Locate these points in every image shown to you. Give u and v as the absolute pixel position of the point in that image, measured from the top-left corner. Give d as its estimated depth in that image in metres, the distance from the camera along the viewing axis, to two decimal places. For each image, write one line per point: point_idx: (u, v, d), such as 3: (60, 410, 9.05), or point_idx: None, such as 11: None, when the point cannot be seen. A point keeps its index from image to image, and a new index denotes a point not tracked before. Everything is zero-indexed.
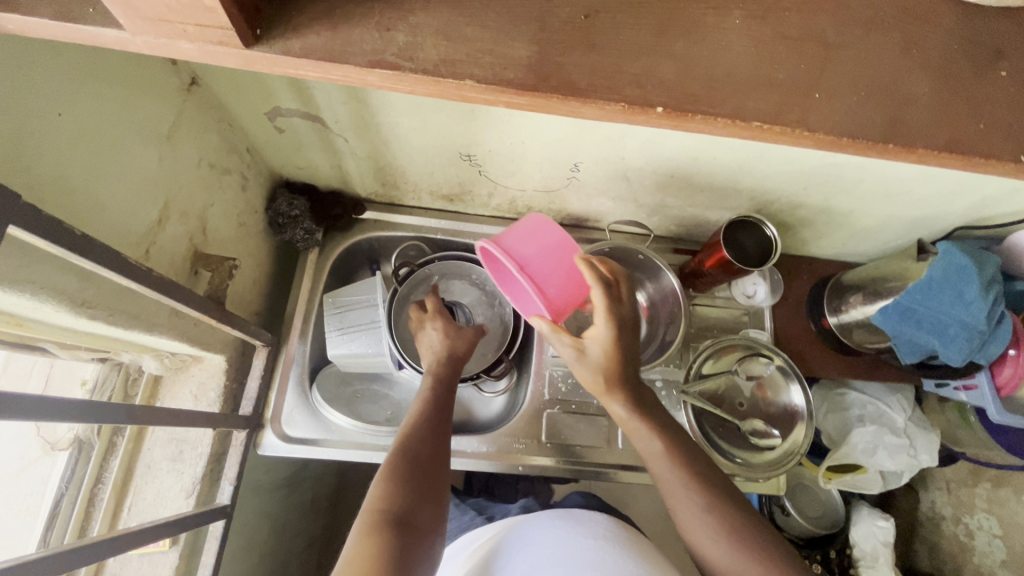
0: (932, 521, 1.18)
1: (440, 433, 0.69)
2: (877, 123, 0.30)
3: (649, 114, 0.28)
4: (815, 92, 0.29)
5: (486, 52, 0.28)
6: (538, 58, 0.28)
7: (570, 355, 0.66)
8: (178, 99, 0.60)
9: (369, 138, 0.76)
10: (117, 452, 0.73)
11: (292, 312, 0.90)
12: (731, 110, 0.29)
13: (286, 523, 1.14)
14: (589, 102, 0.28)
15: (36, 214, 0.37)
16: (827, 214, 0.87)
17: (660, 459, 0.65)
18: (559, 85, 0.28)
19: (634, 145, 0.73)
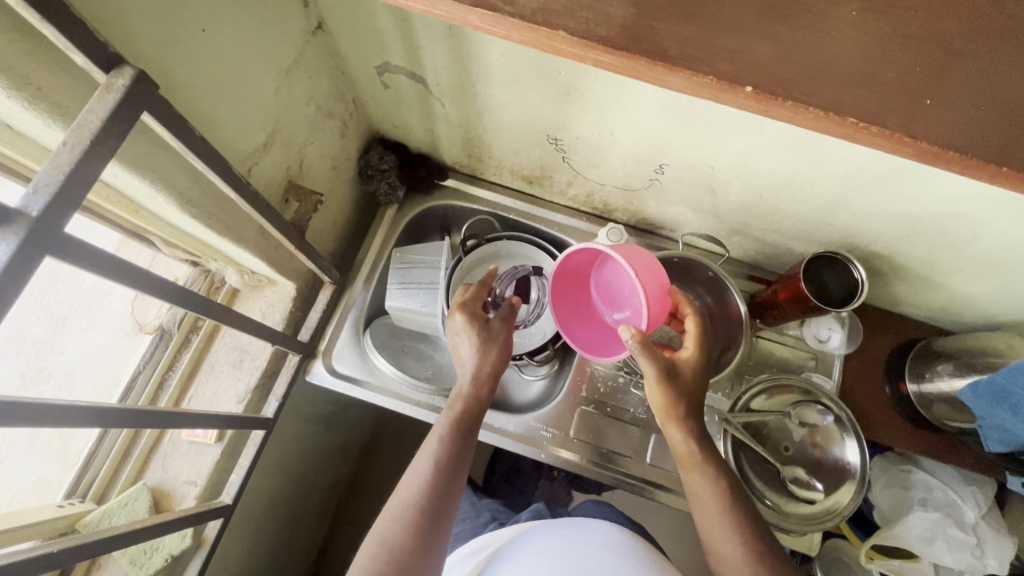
0: None
1: (443, 506, 0.66)
2: (992, 143, 0.27)
3: (737, 94, 0.28)
4: (926, 99, 0.27)
5: (583, 7, 0.28)
6: (634, 20, 0.28)
7: (651, 374, 0.67)
8: (302, 40, 0.65)
9: (465, 107, 0.79)
10: (190, 347, 0.81)
11: (363, 259, 0.95)
12: (826, 103, 0.27)
13: (317, 457, 1.21)
14: (676, 70, 0.27)
15: (166, 108, 0.42)
16: (928, 270, 0.79)
17: (704, 491, 0.67)
18: (649, 49, 0.28)
19: (726, 157, 0.70)
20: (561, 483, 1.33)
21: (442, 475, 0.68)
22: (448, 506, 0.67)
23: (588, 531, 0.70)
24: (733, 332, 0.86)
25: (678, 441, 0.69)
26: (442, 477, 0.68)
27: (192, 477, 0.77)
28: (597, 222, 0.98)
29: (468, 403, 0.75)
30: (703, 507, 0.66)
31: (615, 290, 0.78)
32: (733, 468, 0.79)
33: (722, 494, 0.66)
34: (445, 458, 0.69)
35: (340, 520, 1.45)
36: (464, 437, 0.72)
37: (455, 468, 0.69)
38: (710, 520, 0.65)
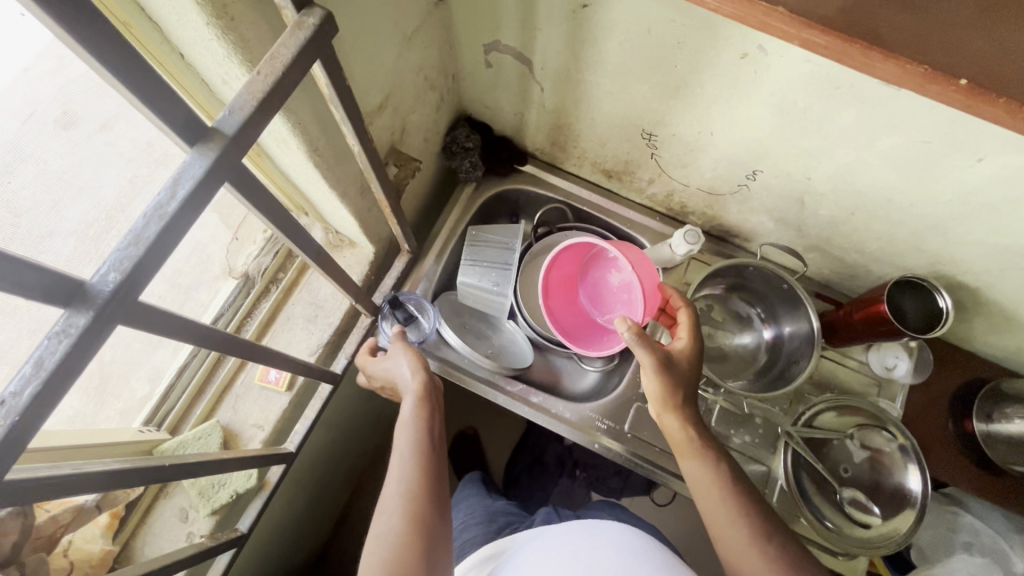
0: None
1: (431, 495, 0.62)
2: None
3: (946, 84, 0.29)
4: None
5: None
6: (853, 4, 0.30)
7: (648, 362, 0.68)
8: (426, 9, 0.67)
9: (564, 92, 0.80)
10: (269, 297, 0.83)
11: (436, 233, 0.97)
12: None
13: (356, 423, 1.23)
14: (890, 55, 0.29)
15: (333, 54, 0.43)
16: (1015, 307, 0.78)
17: (710, 489, 0.65)
18: (864, 34, 0.30)
19: (828, 169, 0.70)
20: (580, 483, 1.33)
21: (416, 464, 0.63)
22: (437, 491, 0.63)
23: (590, 528, 0.70)
24: (802, 349, 0.86)
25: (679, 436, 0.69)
26: (418, 466, 0.63)
27: (259, 422, 0.79)
28: (670, 224, 0.98)
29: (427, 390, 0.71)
30: (709, 502, 0.65)
31: (602, 287, 0.89)
32: (792, 482, 0.79)
33: (729, 491, 0.65)
34: (412, 448, 0.65)
35: (363, 490, 1.47)
36: (429, 423, 0.68)
37: (430, 459, 0.65)
38: (721, 516, 0.64)
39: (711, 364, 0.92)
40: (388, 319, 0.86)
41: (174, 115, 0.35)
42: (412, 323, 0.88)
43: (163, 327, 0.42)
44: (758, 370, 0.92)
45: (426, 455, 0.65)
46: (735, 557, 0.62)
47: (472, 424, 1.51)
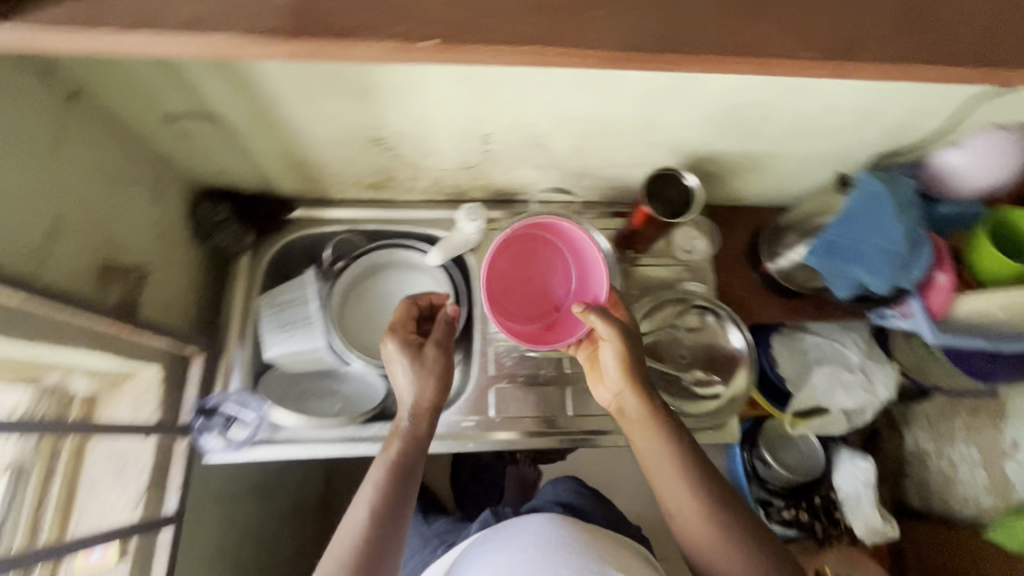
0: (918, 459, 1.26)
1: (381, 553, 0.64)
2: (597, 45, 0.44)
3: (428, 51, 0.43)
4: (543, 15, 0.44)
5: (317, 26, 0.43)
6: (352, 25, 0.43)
7: (608, 337, 0.73)
8: (56, 113, 0.60)
9: (275, 132, 0.76)
10: (57, 475, 0.72)
11: (230, 318, 0.90)
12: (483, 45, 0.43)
13: (265, 534, 1.14)
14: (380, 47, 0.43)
15: None
16: (748, 159, 0.87)
17: (654, 446, 0.70)
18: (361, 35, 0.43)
19: (537, 110, 0.73)
20: (526, 463, 1.34)
21: (380, 509, 0.66)
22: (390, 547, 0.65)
23: (518, 533, 0.75)
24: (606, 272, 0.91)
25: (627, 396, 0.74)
26: (385, 509, 0.66)
27: None
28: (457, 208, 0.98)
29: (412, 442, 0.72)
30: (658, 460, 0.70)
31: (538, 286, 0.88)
32: None
33: (677, 448, 0.69)
34: (386, 488, 0.67)
35: None
36: (404, 480, 0.69)
37: (396, 509, 0.67)
38: (672, 488, 0.68)
39: None
40: (208, 433, 0.80)
41: None
42: (236, 424, 0.81)
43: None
44: None
45: (396, 500, 0.67)
46: (680, 506, 0.67)
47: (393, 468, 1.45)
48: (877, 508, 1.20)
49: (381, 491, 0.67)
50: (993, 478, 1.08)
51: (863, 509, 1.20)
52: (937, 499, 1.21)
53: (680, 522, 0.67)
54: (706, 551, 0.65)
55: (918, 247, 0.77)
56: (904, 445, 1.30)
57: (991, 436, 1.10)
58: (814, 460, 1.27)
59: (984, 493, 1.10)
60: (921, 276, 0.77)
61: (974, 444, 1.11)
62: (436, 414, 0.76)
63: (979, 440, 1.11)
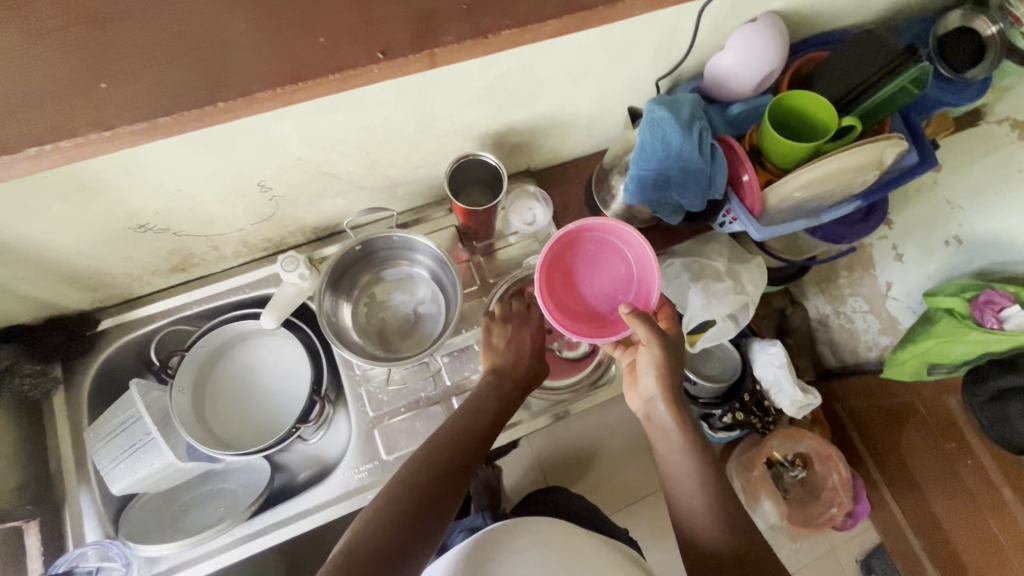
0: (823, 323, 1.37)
1: (445, 494, 0.62)
2: (172, 92, 0.43)
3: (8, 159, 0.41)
4: (100, 84, 0.43)
5: None
6: None
7: (647, 337, 0.67)
8: None
9: (14, 257, 0.66)
10: None
11: (64, 465, 0.79)
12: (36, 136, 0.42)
13: None
14: None
15: None
16: (546, 118, 0.86)
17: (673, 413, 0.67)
18: None
19: (297, 143, 0.67)
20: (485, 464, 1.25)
21: (419, 497, 0.60)
22: (452, 491, 0.63)
23: (516, 533, 0.73)
24: (444, 277, 0.88)
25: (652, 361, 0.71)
26: (421, 495, 0.61)
27: None
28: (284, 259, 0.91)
29: (503, 395, 0.75)
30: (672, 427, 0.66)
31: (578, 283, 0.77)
32: None
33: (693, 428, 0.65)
34: (427, 477, 0.62)
35: None
36: (481, 443, 0.69)
37: (468, 459, 0.66)
38: (676, 461, 0.65)
39: (404, 342, 0.91)
40: None
41: None
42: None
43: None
44: (444, 312, 0.91)
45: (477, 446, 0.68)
46: (685, 485, 0.64)
47: None
48: (796, 382, 1.23)
49: (467, 434, 0.68)
50: (882, 320, 1.19)
51: (783, 389, 1.24)
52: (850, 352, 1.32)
53: (679, 497, 0.64)
54: (697, 531, 0.62)
55: (712, 155, 0.78)
56: (810, 314, 1.39)
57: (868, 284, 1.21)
58: (733, 358, 1.32)
59: (879, 335, 1.22)
60: (724, 182, 0.79)
61: (860, 294, 1.22)
62: (508, 404, 0.76)
63: (861, 290, 1.22)
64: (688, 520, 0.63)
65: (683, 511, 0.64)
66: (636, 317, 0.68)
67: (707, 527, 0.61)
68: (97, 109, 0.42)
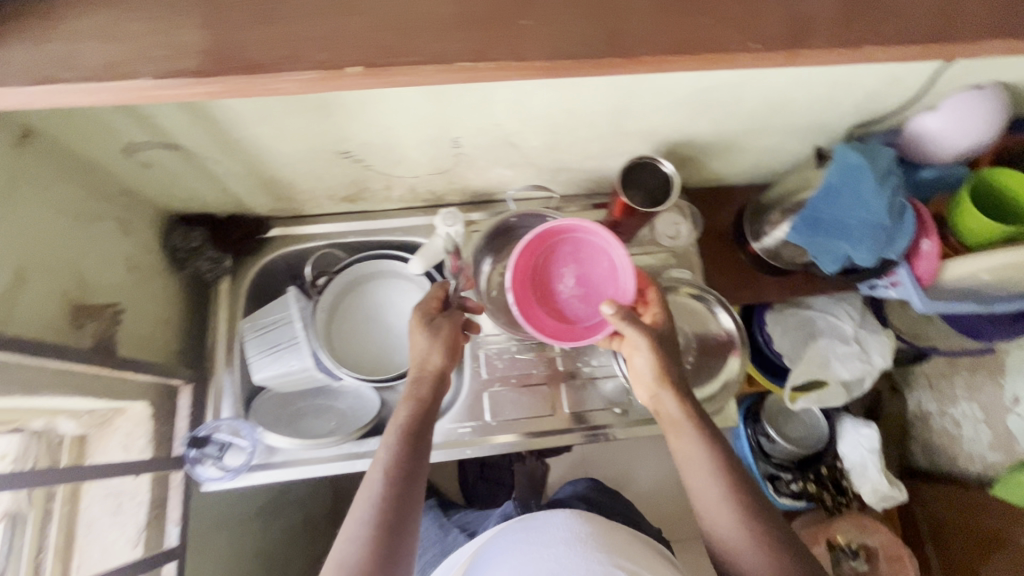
0: (922, 417, 1.27)
1: (411, 493, 0.64)
2: (575, 48, 0.44)
3: (400, 72, 0.42)
4: (518, 25, 0.45)
5: (245, 56, 0.41)
6: (314, 56, 0.42)
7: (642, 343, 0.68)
8: (10, 157, 0.59)
9: (238, 155, 0.74)
10: (54, 520, 0.72)
11: (215, 345, 0.89)
12: (447, 57, 0.43)
13: (289, 552, 1.14)
14: (342, 71, 0.42)
15: None
16: (725, 139, 0.86)
17: (682, 442, 0.66)
18: (325, 67, 0.42)
19: (503, 110, 0.71)
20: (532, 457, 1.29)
21: (394, 487, 0.63)
22: (416, 487, 0.65)
23: (544, 526, 0.72)
24: None
25: (643, 380, 0.70)
26: (393, 495, 0.63)
27: None
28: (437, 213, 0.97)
29: (418, 391, 0.72)
30: (686, 451, 0.65)
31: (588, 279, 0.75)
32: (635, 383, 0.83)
33: (713, 451, 0.64)
34: (393, 465, 0.65)
35: None
36: (422, 435, 0.69)
37: (417, 456, 0.67)
38: (700, 480, 0.64)
39: None
40: (202, 462, 0.78)
41: None
42: (230, 450, 0.80)
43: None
44: None
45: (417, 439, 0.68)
46: (716, 511, 0.62)
47: None
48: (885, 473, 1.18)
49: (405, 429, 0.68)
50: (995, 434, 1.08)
51: (868, 475, 1.19)
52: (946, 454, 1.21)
53: (711, 529, 0.63)
54: (739, 563, 0.60)
55: (902, 215, 0.75)
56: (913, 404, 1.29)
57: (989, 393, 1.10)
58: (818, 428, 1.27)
59: (988, 450, 1.10)
60: (906, 245, 0.76)
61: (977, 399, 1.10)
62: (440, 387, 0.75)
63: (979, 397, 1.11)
64: (725, 549, 0.61)
65: (718, 539, 0.62)
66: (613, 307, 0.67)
67: (740, 554, 0.59)
68: (461, 47, 0.44)
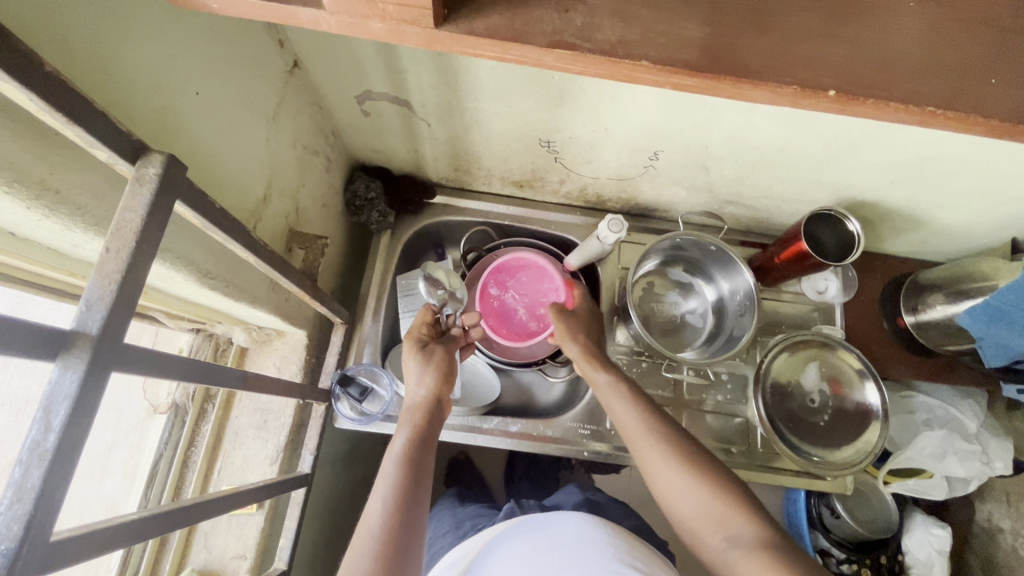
0: (987, 532, 1.15)
1: (416, 513, 0.55)
2: None
3: (821, 96, 0.33)
4: (992, 77, 0.34)
5: (662, 35, 0.34)
6: (710, 40, 0.34)
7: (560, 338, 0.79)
8: (281, 82, 0.63)
9: (452, 123, 0.77)
10: (209, 418, 0.78)
11: (365, 293, 0.92)
12: (902, 95, 0.33)
13: (361, 503, 1.17)
14: (759, 83, 0.33)
15: (203, 198, 0.41)
16: (913, 209, 0.84)
17: (656, 459, 0.63)
18: (732, 68, 0.33)
19: (721, 135, 0.72)
20: (581, 468, 1.32)
21: (398, 515, 0.54)
22: (422, 509, 0.56)
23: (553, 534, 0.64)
24: (747, 304, 0.87)
25: (628, 421, 0.68)
26: (401, 514, 0.54)
27: (240, 550, 0.74)
28: (592, 215, 0.98)
29: (420, 409, 0.67)
30: (653, 465, 0.63)
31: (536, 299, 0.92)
32: (771, 429, 0.82)
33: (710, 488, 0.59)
34: (401, 487, 0.56)
35: None
36: (425, 450, 0.62)
37: (421, 471, 0.60)
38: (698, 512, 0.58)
39: (664, 338, 0.94)
40: (344, 400, 0.82)
41: (33, 339, 0.28)
42: (369, 397, 0.83)
43: (103, 541, 0.38)
44: (710, 330, 0.94)
45: (421, 454, 0.62)
46: (680, 501, 0.60)
47: (460, 449, 1.37)
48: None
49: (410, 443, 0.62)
50: None
51: None
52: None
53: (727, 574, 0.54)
54: None
55: None
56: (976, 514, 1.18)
57: None
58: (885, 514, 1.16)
59: None
60: None
61: None
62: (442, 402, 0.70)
63: None
64: (699, 531, 0.58)
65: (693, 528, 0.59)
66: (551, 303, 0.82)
67: (709, 523, 0.57)
68: (918, 82, 0.34)
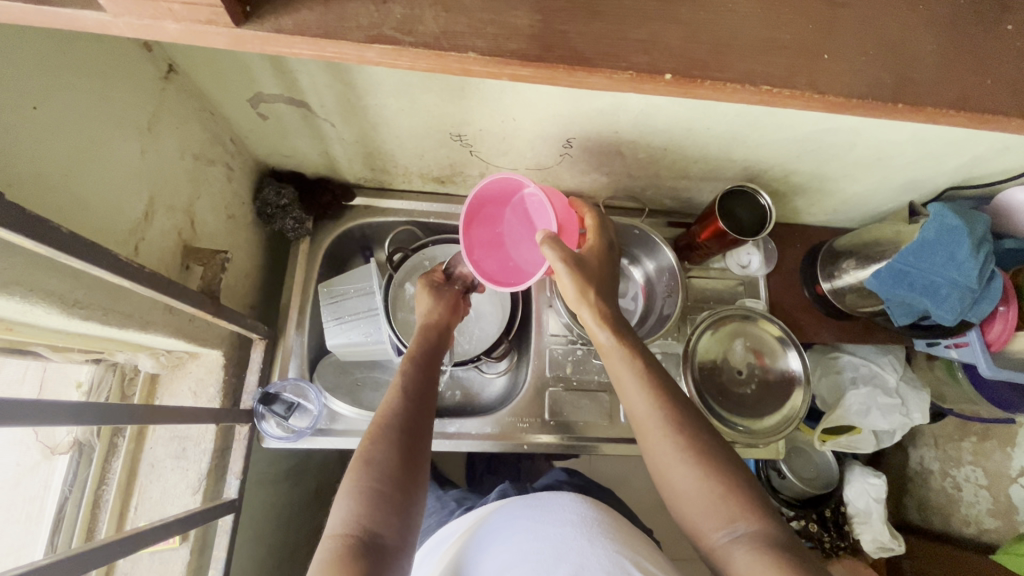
0: (920, 475, 1.22)
1: (416, 432, 0.59)
2: (888, 83, 0.38)
3: (659, 80, 0.36)
4: (823, 54, 0.37)
5: (488, 24, 0.35)
6: (540, 27, 0.35)
7: (560, 264, 0.63)
8: (156, 89, 0.58)
9: (357, 121, 0.74)
10: (119, 453, 0.73)
11: (288, 304, 0.88)
12: (738, 78, 0.36)
13: (313, 520, 1.13)
14: (595, 71, 0.35)
15: (30, 226, 0.37)
16: (820, 180, 0.87)
17: (659, 441, 0.58)
18: (562, 55, 0.35)
19: (629, 119, 0.72)
20: (541, 457, 1.32)
21: (401, 440, 0.57)
22: (423, 429, 0.60)
23: (562, 524, 0.58)
24: (672, 284, 0.89)
25: (633, 395, 0.61)
26: (404, 435, 0.58)
27: None
28: None
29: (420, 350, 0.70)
30: (658, 451, 0.58)
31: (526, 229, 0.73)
32: (700, 403, 0.83)
33: (695, 443, 0.57)
34: (401, 418, 0.59)
35: None
36: (425, 381, 0.66)
37: (421, 398, 0.63)
38: (676, 472, 0.56)
39: None
40: (268, 418, 0.78)
41: None
42: (296, 412, 0.81)
43: None
44: (641, 312, 0.95)
45: (422, 386, 0.65)
46: (679, 486, 0.56)
47: None
48: (886, 524, 1.15)
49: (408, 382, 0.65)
50: (996, 502, 1.06)
51: (872, 525, 1.15)
52: (938, 516, 1.17)
53: (693, 521, 0.55)
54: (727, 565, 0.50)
55: (989, 282, 0.76)
56: (910, 461, 1.25)
57: (998, 461, 1.07)
58: (828, 471, 1.21)
59: (985, 515, 1.08)
60: (989, 310, 0.77)
61: (981, 467, 1.10)
62: (436, 344, 0.73)
63: (985, 463, 1.09)
64: (690, 504, 0.55)
65: (686, 514, 0.55)
66: (549, 242, 0.64)
67: (707, 516, 0.53)
68: (750, 60, 0.36)
